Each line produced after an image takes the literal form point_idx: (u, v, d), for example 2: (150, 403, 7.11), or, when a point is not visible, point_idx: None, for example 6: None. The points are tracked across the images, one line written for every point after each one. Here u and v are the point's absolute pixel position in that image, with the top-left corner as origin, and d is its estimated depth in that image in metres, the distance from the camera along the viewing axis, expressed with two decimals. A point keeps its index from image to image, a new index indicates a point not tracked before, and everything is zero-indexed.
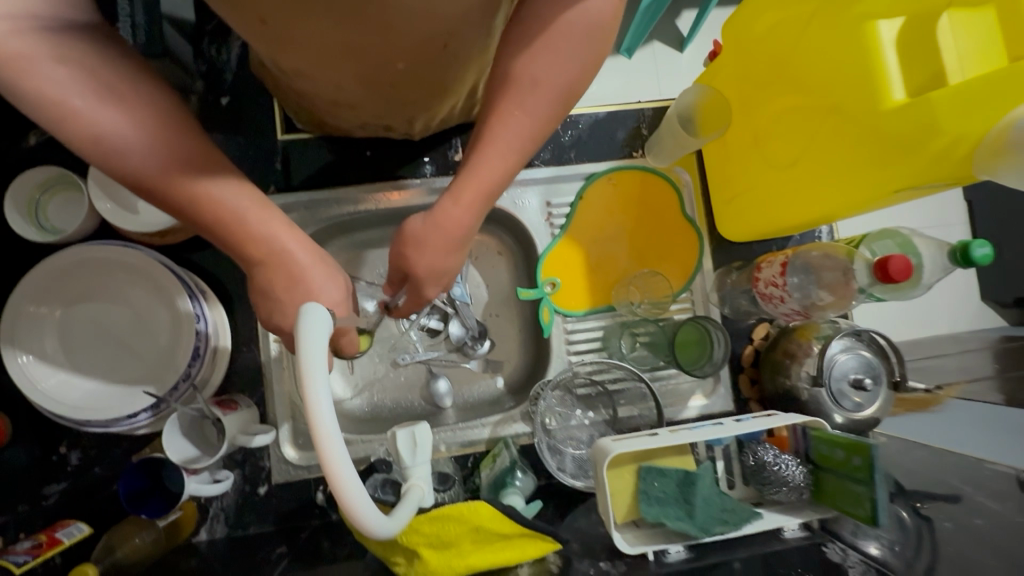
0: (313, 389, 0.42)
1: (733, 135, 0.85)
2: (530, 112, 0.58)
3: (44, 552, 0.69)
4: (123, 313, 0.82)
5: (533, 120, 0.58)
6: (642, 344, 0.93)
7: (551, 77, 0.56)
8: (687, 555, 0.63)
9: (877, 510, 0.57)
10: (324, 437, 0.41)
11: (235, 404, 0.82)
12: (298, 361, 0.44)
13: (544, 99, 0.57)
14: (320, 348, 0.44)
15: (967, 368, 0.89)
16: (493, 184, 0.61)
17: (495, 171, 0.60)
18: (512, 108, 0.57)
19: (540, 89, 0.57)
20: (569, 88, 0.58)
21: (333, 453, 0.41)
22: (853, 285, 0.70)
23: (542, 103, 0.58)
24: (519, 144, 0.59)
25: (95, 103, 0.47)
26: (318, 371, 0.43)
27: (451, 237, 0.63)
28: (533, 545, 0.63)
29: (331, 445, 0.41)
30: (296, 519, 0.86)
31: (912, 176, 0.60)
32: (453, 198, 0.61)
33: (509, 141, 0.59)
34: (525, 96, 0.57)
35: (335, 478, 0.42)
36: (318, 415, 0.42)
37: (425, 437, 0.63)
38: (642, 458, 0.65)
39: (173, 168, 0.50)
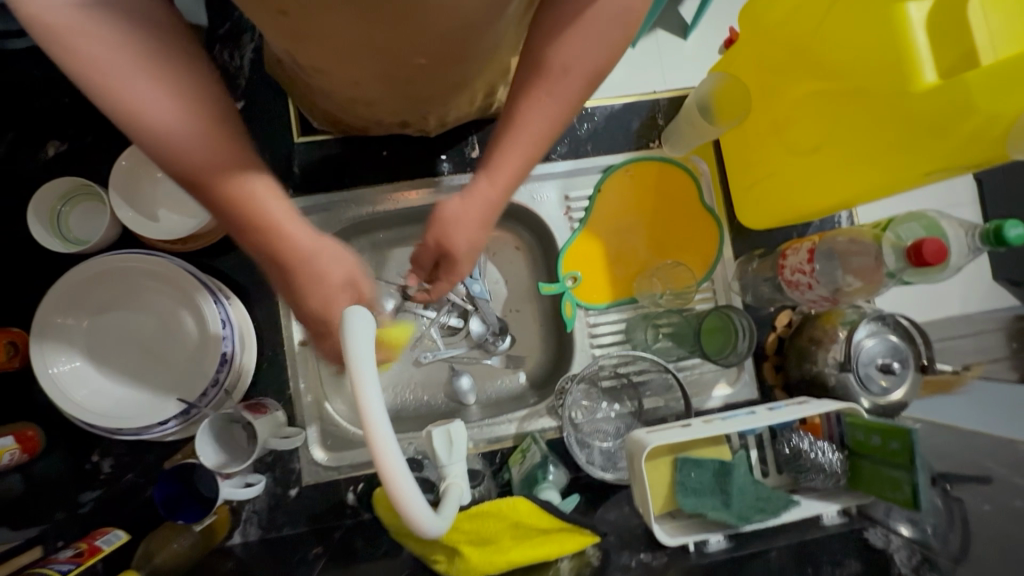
0: (365, 392, 0.42)
1: (751, 122, 0.84)
2: (562, 96, 0.58)
3: (86, 559, 0.70)
4: (149, 321, 0.83)
5: (564, 103, 0.58)
6: (664, 335, 0.93)
7: (580, 62, 0.56)
8: (727, 545, 0.63)
9: (917, 494, 0.57)
10: (376, 434, 0.42)
11: (264, 408, 0.82)
12: (347, 364, 0.44)
13: (574, 85, 0.57)
14: (367, 349, 0.44)
15: (984, 349, 0.90)
16: (527, 162, 0.61)
17: (527, 153, 0.60)
18: (543, 93, 0.57)
19: (571, 75, 0.57)
20: (594, 74, 0.58)
21: (386, 451, 0.42)
22: (882, 270, 0.69)
23: (571, 89, 0.57)
24: (552, 125, 0.59)
25: (148, 85, 0.47)
26: (368, 374, 0.43)
27: (486, 216, 0.62)
28: (571, 539, 0.64)
29: (384, 443, 0.42)
30: (328, 519, 0.87)
31: (943, 159, 0.59)
32: (488, 178, 0.60)
33: (540, 125, 0.58)
34: (556, 81, 0.57)
35: (388, 476, 0.42)
36: (369, 413, 0.42)
37: (460, 435, 0.64)
38: (676, 450, 0.65)
39: (207, 157, 0.49)
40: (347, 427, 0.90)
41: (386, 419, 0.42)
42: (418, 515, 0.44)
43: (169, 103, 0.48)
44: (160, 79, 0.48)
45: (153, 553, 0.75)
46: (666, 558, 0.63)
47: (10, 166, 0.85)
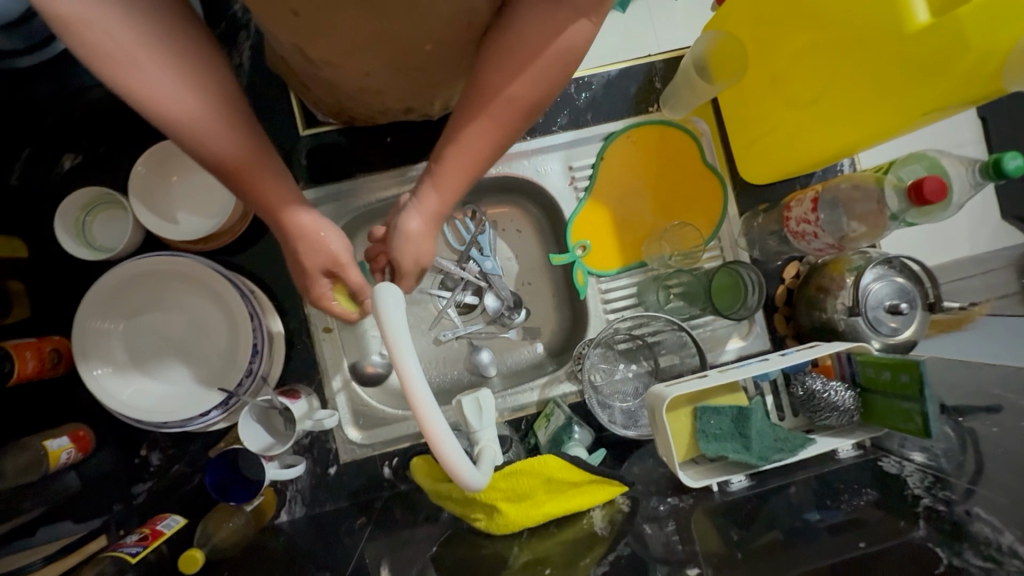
0: (407, 364, 0.46)
1: (749, 78, 0.85)
2: (500, 122, 0.60)
3: (152, 542, 0.75)
4: (180, 319, 0.87)
5: (503, 127, 0.60)
6: (675, 295, 0.95)
7: (522, 91, 0.58)
8: (749, 482, 0.66)
9: (928, 423, 0.60)
10: (421, 404, 0.45)
11: (298, 393, 0.87)
12: (386, 338, 0.47)
13: (515, 109, 0.59)
14: (401, 325, 0.47)
15: (992, 286, 0.92)
16: (473, 174, 0.64)
17: (471, 163, 0.62)
18: (484, 119, 0.59)
19: (516, 103, 0.59)
20: (542, 99, 0.59)
21: (432, 420, 0.46)
22: (884, 213, 0.71)
23: (512, 115, 0.59)
24: (493, 144, 0.61)
25: (143, 58, 0.51)
26: (407, 347, 0.47)
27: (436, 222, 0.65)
28: (601, 490, 0.68)
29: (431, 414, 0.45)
30: (368, 492, 0.92)
31: (942, 96, 0.60)
32: (431, 188, 0.63)
33: (478, 145, 0.61)
34: (496, 107, 0.59)
35: (436, 443, 0.46)
36: (414, 386, 0.46)
37: (488, 403, 0.68)
38: (696, 400, 0.68)
39: (186, 105, 0.54)
40: (378, 406, 0.94)
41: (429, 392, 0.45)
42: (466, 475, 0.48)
43: (181, 87, 0.53)
44: (160, 57, 0.52)
45: (211, 534, 0.80)
46: (692, 500, 0.67)
47: (31, 182, 0.88)
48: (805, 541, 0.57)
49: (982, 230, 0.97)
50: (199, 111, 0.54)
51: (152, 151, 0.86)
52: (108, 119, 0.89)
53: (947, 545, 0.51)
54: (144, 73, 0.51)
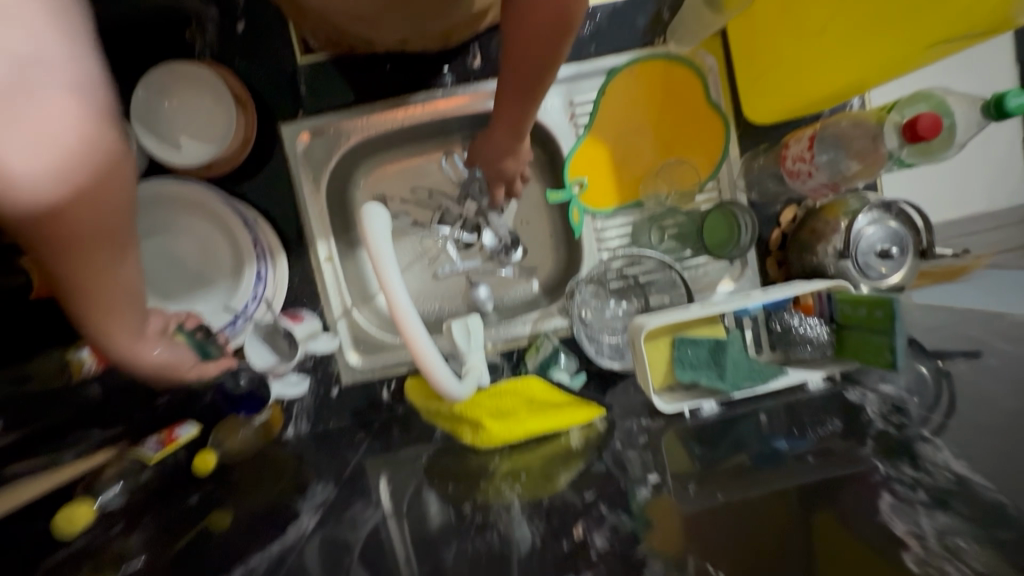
0: (387, 274, 0.53)
1: (760, 6, 0.81)
2: (528, 77, 0.68)
3: (169, 445, 0.81)
4: (188, 243, 0.92)
5: (532, 81, 0.69)
6: (669, 236, 0.97)
7: (536, 50, 0.65)
8: (720, 408, 0.70)
9: (896, 355, 0.63)
10: (409, 330, 0.54)
11: (300, 316, 0.91)
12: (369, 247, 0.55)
13: (532, 66, 0.67)
14: (388, 252, 0.54)
15: (995, 242, 0.93)
16: (521, 118, 0.76)
17: (516, 110, 0.75)
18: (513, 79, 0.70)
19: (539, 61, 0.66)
20: (552, 54, 0.66)
21: (421, 342, 0.53)
22: (882, 150, 0.70)
23: (530, 70, 0.68)
24: (526, 97, 0.72)
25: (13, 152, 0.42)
26: (387, 259, 0.53)
27: (505, 148, 0.83)
28: (578, 412, 0.73)
29: (420, 340, 0.53)
30: (368, 413, 0.99)
31: (943, 30, 0.59)
32: (499, 126, 0.78)
33: (516, 99, 0.72)
34: (519, 64, 0.67)
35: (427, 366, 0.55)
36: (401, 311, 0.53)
37: (477, 327, 0.72)
38: (675, 330, 0.72)
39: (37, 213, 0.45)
40: (376, 333, 0.99)
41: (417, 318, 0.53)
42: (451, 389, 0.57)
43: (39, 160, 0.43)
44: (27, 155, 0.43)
45: (222, 441, 0.86)
46: (664, 423, 0.71)
47: None
48: (772, 464, 0.61)
49: (1000, 184, 0.96)
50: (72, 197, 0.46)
51: (150, 75, 0.86)
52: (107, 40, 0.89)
53: (888, 458, 0.57)
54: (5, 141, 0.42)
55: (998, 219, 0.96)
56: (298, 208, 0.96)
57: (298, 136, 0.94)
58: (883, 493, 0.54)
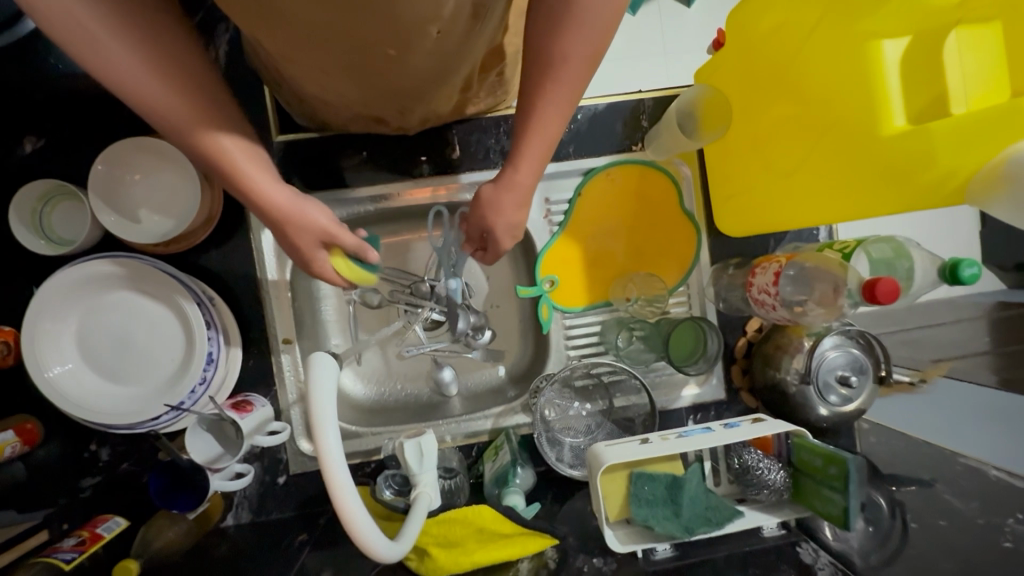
0: (324, 439, 0.47)
1: (733, 134, 0.83)
2: (565, 84, 0.58)
3: (89, 547, 0.75)
4: (136, 320, 0.86)
5: (567, 90, 0.59)
6: (637, 339, 0.95)
7: (578, 51, 0.56)
8: (674, 552, 0.68)
9: (847, 514, 0.62)
10: (342, 496, 0.47)
11: (251, 405, 0.87)
12: (311, 406, 0.48)
13: (578, 69, 0.58)
14: (330, 406, 0.48)
15: (963, 342, 0.90)
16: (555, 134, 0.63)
17: (550, 131, 0.62)
18: (550, 85, 0.58)
19: (570, 65, 0.57)
20: (594, 58, 0.57)
21: (351, 513, 0.47)
22: (842, 300, 0.72)
23: (572, 73, 0.58)
24: (562, 112, 0.61)
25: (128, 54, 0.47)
26: (327, 420, 0.48)
27: (520, 198, 0.67)
28: (532, 541, 0.69)
29: (345, 494, 0.47)
30: (315, 505, 0.93)
31: (905, 202, 0.60)
32: (515, 165, 0.65)
33: (555, 108, 0.60)
34: (557, 72, 0.57)
35: (352, 526, 0.48)
36: (328, 453, 0.47)
37: (431, 447, 0.68)
38: (633, 464, 0.70)
39: (174, 106, 0.50)
40: None
41: (348, 473, 0.46)
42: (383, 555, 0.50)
43: (171, 94, 0.50)
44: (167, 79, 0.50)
45: (150, 541, 0.80)
46: (616, 564, 0.69)
47: None
48: None
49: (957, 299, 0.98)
50: (223, 129, 0.53)
51: (112, 148, 0.83)
52: (76, 108, 0.87)
53: None
54: (121, 60, 0.47)
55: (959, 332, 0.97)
56: (260, 287, 0.93)
57: None
58: None
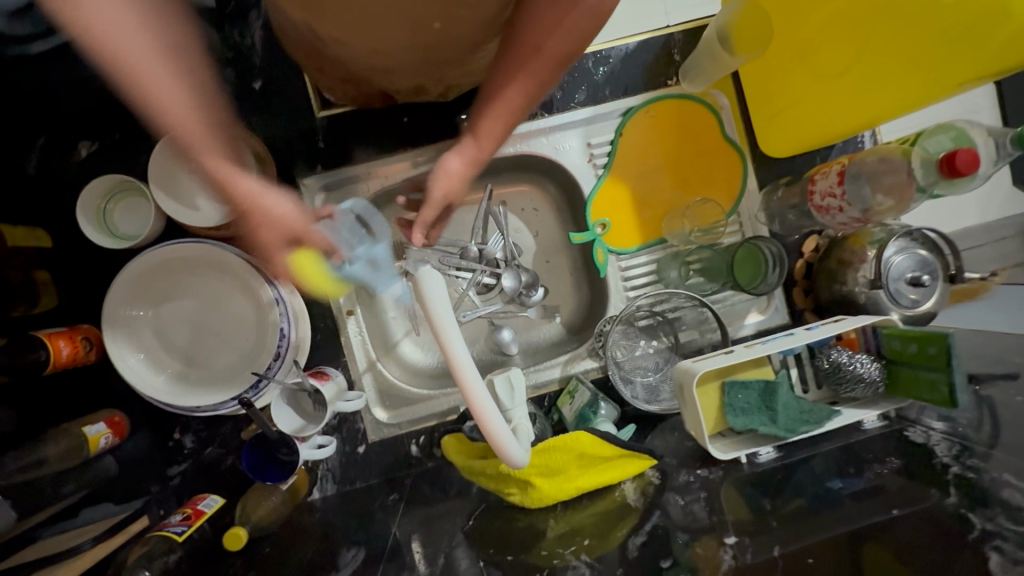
0: (459, 356, 0.50)
1: (774, 49, 0.83)
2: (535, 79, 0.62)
3: (195, 521, 0.77)
4: (207, 303, 0.87)
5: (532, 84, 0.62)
6: (695, 271, 0.96)
7: (560, 44, 0.59)
8: (777, 454, 0.70)
9: (955, 392, 0.63)
10: (474, 393, 0.50)
11: (326, 374, 0.87)
12: (433, 323, 0.50)
13: (551, 66, 0.61)
14: (451, 321, 0.50)
15: (1005, 256, 0.91)
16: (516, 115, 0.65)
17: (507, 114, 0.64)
18: (522, 76, 0.61)
19: (545, 59, 0.60)
20: (568, 56, 0.61)
21: (493, 417, 0.51)
22: (912, 184, 0.71)
23: (547, 69, 0.62)
24: (519, 107, 0.64)
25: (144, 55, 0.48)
26: (454, 334, 0.50)
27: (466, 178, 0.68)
28: (631, 463, 0.70)
29: (477, 390, 0.50)
30: (397, 470, 0.94)
31: (976, 69, 0.60)
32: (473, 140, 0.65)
33: (514, 99, 0.63)
34: (531, 64, 0.61)
35: (484, 419, 0.51)
36: (457, 357, 0.50)
37: (520, 381, 0.69)
38: (724, 374, 0.71)
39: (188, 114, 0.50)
40: (404, 386, 0.96)
41: (476, 370, 0.50)
42: (515, 455, 0.53)
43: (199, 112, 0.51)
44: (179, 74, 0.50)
45: (250, 512, 0.81)
46: (722, 471, 0.69)
47: (48, 171, 0.87)
48: (829, 504, 0.61)
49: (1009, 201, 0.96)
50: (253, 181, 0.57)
51: (168, 137, 0.85)
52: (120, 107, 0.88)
53: (977, 510, 0.54)
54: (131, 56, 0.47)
55: (1007, 225, 0.95)
56: None
57: (317, 192, 0.94)
58: (990, 552, 0.49)
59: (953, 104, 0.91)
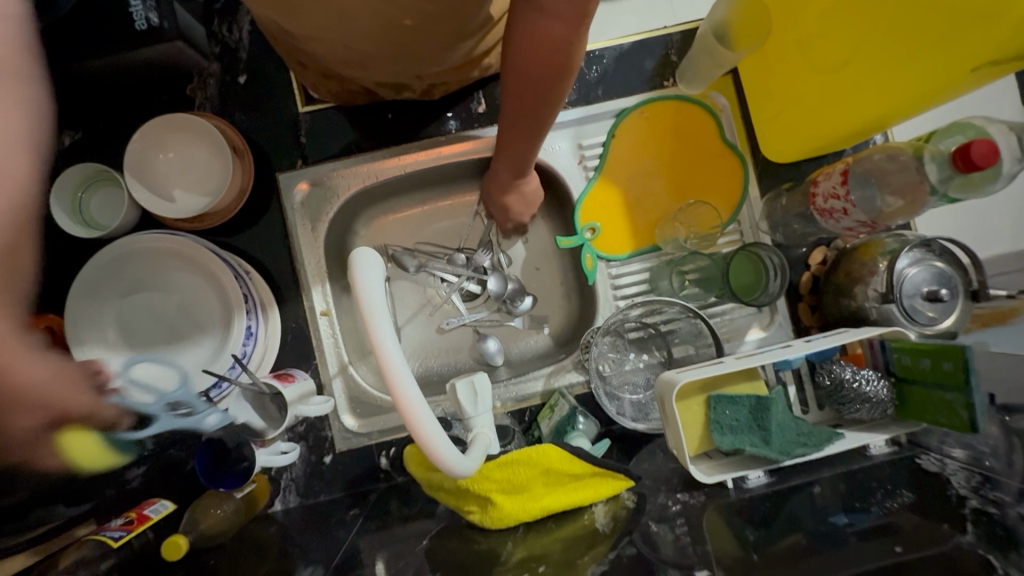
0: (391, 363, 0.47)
1: (773, 45, 0.79)
2: (528, 123, 0.65)
3: (136, 527, 0.71)
4: (179, 299, 0.85)
5: (532, 126, 0.66)
6: (691, 281, 0.90)
7: (532, 90, 0.60)
8: (769, 479, 0.62)
9: (975, 417, 0.56)
10: (398, 379, 0.47)
11: (292, 377, 0.82)
12: (370, 327, 0.48)
13: (532, 111, 0.63)
14: (386, 324, 0.48)
15: None
16: (528, 149, 0.72)
17: (522, 148, 0.71)
18: (516, 124, 0.66)
19: (528, 108, 0.63)
20: (545, 103, 0.62)
21: (427, 432, 0.47)
22: (924, 184, 0.65)
23: (535, 115, 0.64)
24: (526, 145, 0.70)
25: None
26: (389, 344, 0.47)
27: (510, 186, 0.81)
28: (605, 484, 0.64)
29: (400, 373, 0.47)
30: (364, 483, 0.88)
31: (987, 54, 0.54)
32: (504, 166, 0.77)
33: (522, 137, 0.68)
34: (518, 111, 0.64)
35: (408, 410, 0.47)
36: (394, 374, 0.47)
37: (484, 386, 0.62)
38: (710, 388, 0.64)
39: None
40: (374, 393, 0.90)
41: (401, 354, 0.47)
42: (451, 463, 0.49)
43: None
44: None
45: (199, 520, 0.76)
46: (705, 497, 0.63)
47: None
48: (831, 545, 0.53)
49: None
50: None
51: (146, 126, 0.83)
52: (107, 97, 0.88)
53: (1002, 552, 0.46)
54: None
55: None
56: (294, 261, 0.91)
57: (296, 187, 0.90)
58: None
59: (973, 109, 0.85)
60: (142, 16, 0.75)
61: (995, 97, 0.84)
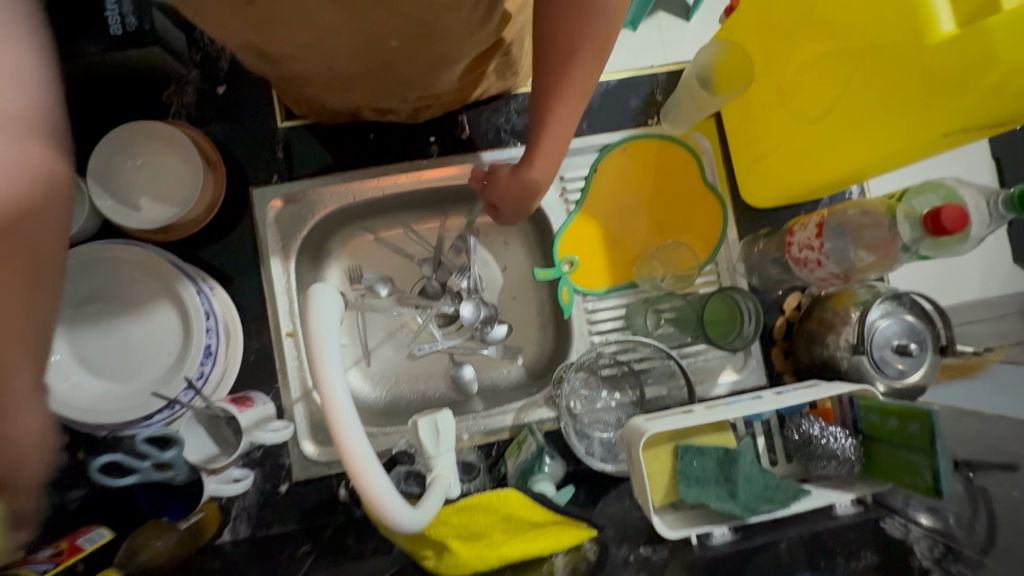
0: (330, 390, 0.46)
1: (755, 94, 0.80)
2: (575, 80, 0.58)
3: (64, 560, 0.67)
4: (136, 314, 0.81)
5: (579, 84, 0.58)
6: (666, 320, 0.90)
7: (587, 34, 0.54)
8: (733, 536, 0.61)
9: (939, 479, 0.56)
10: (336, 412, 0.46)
11: (249, 401, 0.78)
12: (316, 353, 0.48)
13: (586, 59, 0.56)
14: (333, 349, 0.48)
15: (1005, 333, 0.83)
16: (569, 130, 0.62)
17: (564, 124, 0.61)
18: (564, 80, 0.58)
19: (577, 58, 0.56)
20: (595, 47, 0.56)
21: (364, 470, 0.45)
22: (896, 241, 0.66)
23: (585, 66, 0.57)
24: (570, 119, 0.61)
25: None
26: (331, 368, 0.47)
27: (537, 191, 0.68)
28: (567, 533, 0.61)
29: (347, 426, 0.45)
30: (319, 516, 0.84)
31: (960, 118, 0.55)
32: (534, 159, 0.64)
33: (566, 105, 0.59)
34: (567, 66, 0.57)
35: (355, 466, 0.45)
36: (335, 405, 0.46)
37: (447, 424, 0.60)
38: (677, 437, 0.63)
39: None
40: None
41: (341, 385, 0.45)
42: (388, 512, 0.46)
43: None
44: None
45: (137, 551, 0.73)
46: (668, 553, 0.62)
47: None
48: None
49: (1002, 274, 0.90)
50: None
51: (115, 132, 0.81)
52: (78, 99, 0.85)
53: None
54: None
55: (1008, 301, 0.87)
56: (262, 279, 0.88)
57: (269, 203, 0.88)
58: None
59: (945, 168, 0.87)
60: (118, 21, 0.73)
61: (965, 157, 0.86)
